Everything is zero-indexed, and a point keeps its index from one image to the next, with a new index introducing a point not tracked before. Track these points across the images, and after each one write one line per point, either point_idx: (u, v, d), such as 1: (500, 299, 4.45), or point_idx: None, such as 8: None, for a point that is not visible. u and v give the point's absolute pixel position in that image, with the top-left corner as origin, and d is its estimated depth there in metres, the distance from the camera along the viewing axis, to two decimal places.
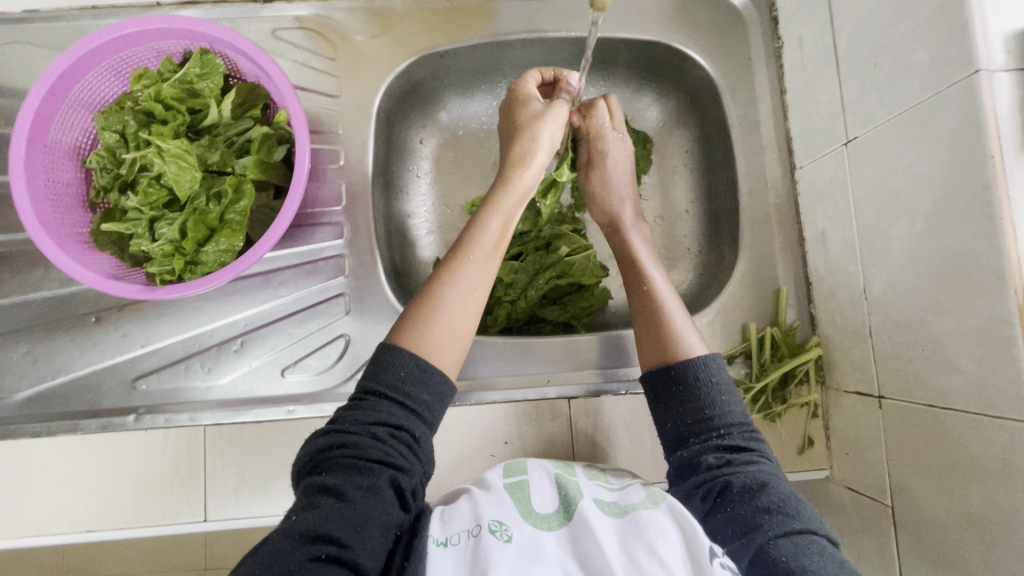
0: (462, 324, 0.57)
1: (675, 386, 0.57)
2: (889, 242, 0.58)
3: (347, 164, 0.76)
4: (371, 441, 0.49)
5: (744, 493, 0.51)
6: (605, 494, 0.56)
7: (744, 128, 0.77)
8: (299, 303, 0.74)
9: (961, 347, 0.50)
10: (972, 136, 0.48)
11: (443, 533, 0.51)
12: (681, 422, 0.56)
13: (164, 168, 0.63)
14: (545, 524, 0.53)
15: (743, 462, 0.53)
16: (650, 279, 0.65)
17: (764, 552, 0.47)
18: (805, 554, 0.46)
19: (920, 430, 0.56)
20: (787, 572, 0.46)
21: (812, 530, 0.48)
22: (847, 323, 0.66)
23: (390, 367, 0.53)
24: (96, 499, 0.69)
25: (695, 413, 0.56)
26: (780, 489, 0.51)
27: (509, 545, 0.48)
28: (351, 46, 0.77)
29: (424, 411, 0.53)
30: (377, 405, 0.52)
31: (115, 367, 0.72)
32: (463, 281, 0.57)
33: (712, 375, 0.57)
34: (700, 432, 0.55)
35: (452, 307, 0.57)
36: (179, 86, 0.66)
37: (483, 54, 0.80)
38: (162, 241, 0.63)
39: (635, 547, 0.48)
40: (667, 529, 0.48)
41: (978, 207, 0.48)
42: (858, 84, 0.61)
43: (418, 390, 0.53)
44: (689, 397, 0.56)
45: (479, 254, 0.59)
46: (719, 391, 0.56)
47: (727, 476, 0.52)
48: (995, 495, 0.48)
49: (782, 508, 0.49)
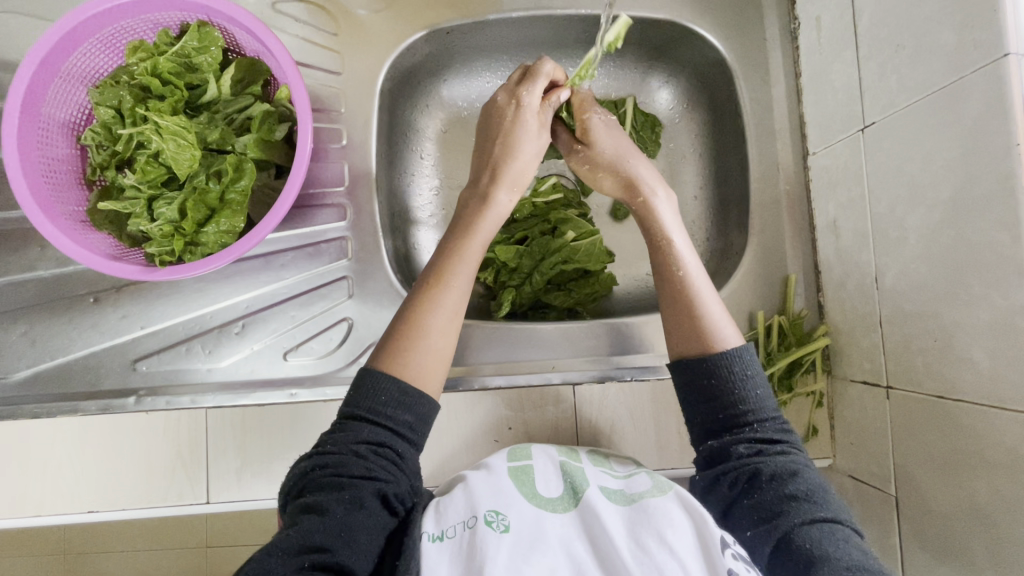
0: (443, 349, 0.56)
1: (705, 380, 0.54)
2: (904, 231, 0.57)
3: (349, 144, 0.74)
4: (353, 458, 0.50)
5: (773, 481, 0.49)
6: (610, 483, 0.56)
7: (756, 112, 0.75)
8: (300, 286, 0.73)
9: (976, 338, 0.50)
10: (996, 123, 0.46)
11: (437, 526, 0.50)
12: (712, 413, 0.54)
13: (162, 146, 0.60)
14: (550, 506, 0.52)
15: (774, 452, 0.51)
16: (680, 257, 0.59)
17: (789, 538, 0.47)
18: (830, 541, 0.46)
19: (927, 421, 0.55)
20: (811, 559, 0.45)
21: (835, 519, 0.47)
22: (857, 313, 0.65)
23: (370, 392, 0.53)
24: (98, 481, 0.68)
25: (728, 404, 0.53)
26: (809, 478, 0.50)
27: (505, 535, 0.47)
28: (355, 22, 0.75)
29: (408, 430, 0.53)
30: (357, 426, 0.52)
31: (114, 348, 0.71)
32: (444, 306, 0.57)
33: (745, 368, 0.53)
34: (734, 424, 0.53)
35: (433, 331, 0.56)
36: (176, 60, 0.63)
37: (490, 32, 0.78)
38: (160, 221, 0.61)
39: (644, 535, 0.47)
40: (677, 518, 0.48)
41: (999, 196, 0.46)
42: (878, 67, 0.59)
43: (400, 412, 0.53)
44: (720, 389, 0.53)
45: (459, 280, 0.58)
46: (752, 383, 0.53)
47: (756, 465, 0.50)
48: (1004, 488, 0.48)
49: (810, 497, 0.49)
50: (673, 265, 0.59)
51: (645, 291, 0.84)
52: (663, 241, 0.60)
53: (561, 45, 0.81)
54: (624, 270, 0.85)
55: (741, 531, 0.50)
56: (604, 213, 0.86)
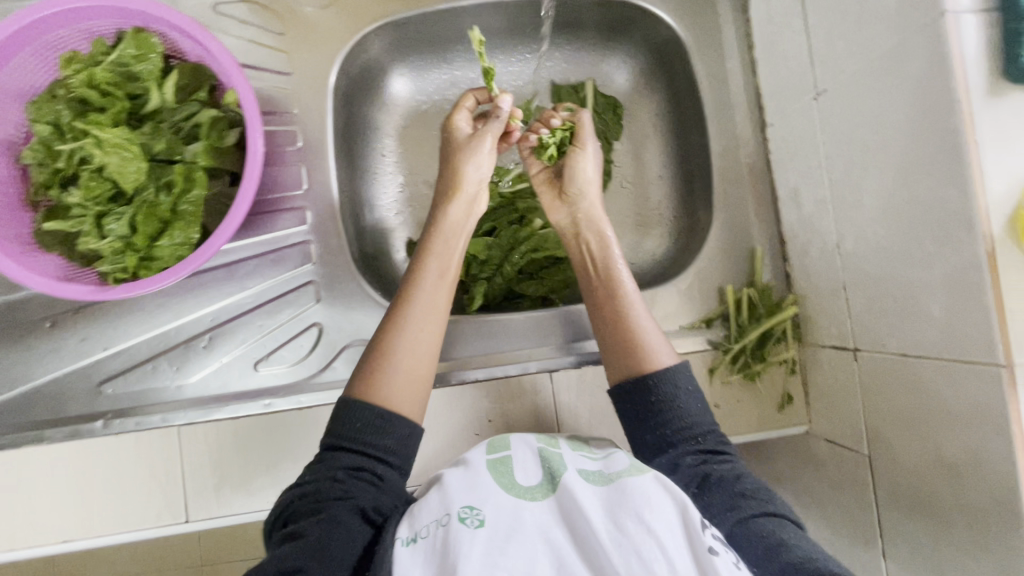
0: (418, 368, 0.57)
1: (648, 395, 0.57)
2: (860, 195, 0.57)
3: (305, 145, 0.73)
4: (329, 484, 0.51)
5: (721, 483, 0.53)
6: (588, 465, 0.56)
7: (713, 87, 0.75)
8: (266, 294, 0.71)
9: (933, 295, 0.50)
10: (939, 80, 0.47)
11: (411, 530, 0.49)
12: (660, 430, 0.57)
13: (105, 160, 0.58)
14: (529, 494, 0.51)
15: (717, 460, 0.55)
16: (621, 283, 0.63)
17: (744, 528, 0.49)
18: (782, 528, 0.48)
19: (893, 380, 0.56)
20: (768, 544, 0.47)
21: (784, 513, 0.50)
22: (822, 280, 0.66)
23: (347, 419, 0.54)
24: (69, 511, 0.66)
25: (673, 420, 0.56)
26: (752, 479, 0.54)
27: (480, 530, 0.46)
28: (301, 20, 0.73)
29: (388, 454, 0.54)
30: (335, 454, 0.53)
31: (78, 373, 0.69)
32: (410, 325, 0.58)
33: (686, 383, 0.58)
34: (679, 438, 0.56)
35: (407, 350, 0.57)
36: (114, 70, 0.61)
37: (442, 22, 0.77)
38: (110, 238, 0.59)
39: (623, 515, 0.46)
40: (656, 499, 0.47)
41: (945, 153, 0.47)
42: (825, 34, 0.59)
43: (381, 436, 0.54)
44: (664, 404, 0.57)
45: (420, 292, 0.60)
46: (691, 395, 0.57)
47: (704, 471, 0.54)
48: (967, 438, 0.49)
49: (756, 494, 0.52)
50: (615, 291, 0.63)
51: None
52: (610, 270, 0.64)
53: (516, 32, 0.80)
54: None
55: None
56: None
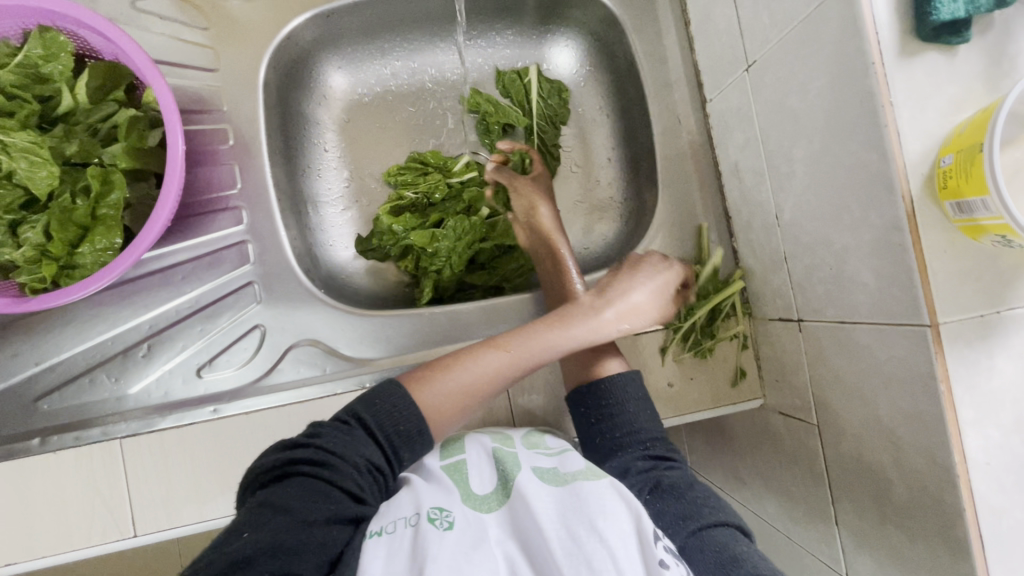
0: (464, 408, 0.60)
1: (601, 401, 0.63)
2: (792, 164, 0.57)
3: (238, 143, 0.71)
4: (350, 470, 0.50)
5: (672, 488, 0.57)
6: (544, 462, 0.55)
7: (652, 65, 0.75)
8: (205, 298, 0.69)
9: (863, 260, 0.50)
10: (854, 43, 0.46)
11: (377, 524, 0.48)
12: (613, 436, 0.62)
13: (13, 165, 0.55)
14: (485, 505, 0.52)
15: (667, 467, 0.59)
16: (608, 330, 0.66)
17: (697, 538, 0.51)
18: (733, 540, 0.51)
19: (834, 348, 0.57)
20: (720, 557, 0.49)
21: (731, 522, 0.53)
22: (765, 253, 0.66)
23: (398, 412, 0.56)
24: (10, 532, 0.64)
25: (624, 428, 0.62)
26: (701, 486, 0.58)
27: (449, 533, 0.46)
28: (225, 14, 0.71)
29: (399, 465, 0.55)
30: (363, 442, 0.53)
31: (10, 390, 0.66)
32: (481, 367, 0.60)
33: (636, 390, 0.64)
34: (629, 444, 0.61)
35: (466, 393, 0.60)
36: (20, 71, 0.58)
37: (374, 10, 0.75)
38: (25, 246, 0.56)
39: (575, 522, 0.47)
40: (611, 507, 0.48)
41: (864, 116, 0.47)
42: (751, 4, 0.59)
43: (405, 448, 0.55)
44: (617, 411, 0.63)
45: (492, 357, 0.61)
46: (643, 405, 0.63)
47: (657, 477, 0.58)
48: (900, 401, 0.49)
49: (709, 503, 0.55)
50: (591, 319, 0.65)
51: None
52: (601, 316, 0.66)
53: (452, 18, 0.79)
54: None
55: None
56: None
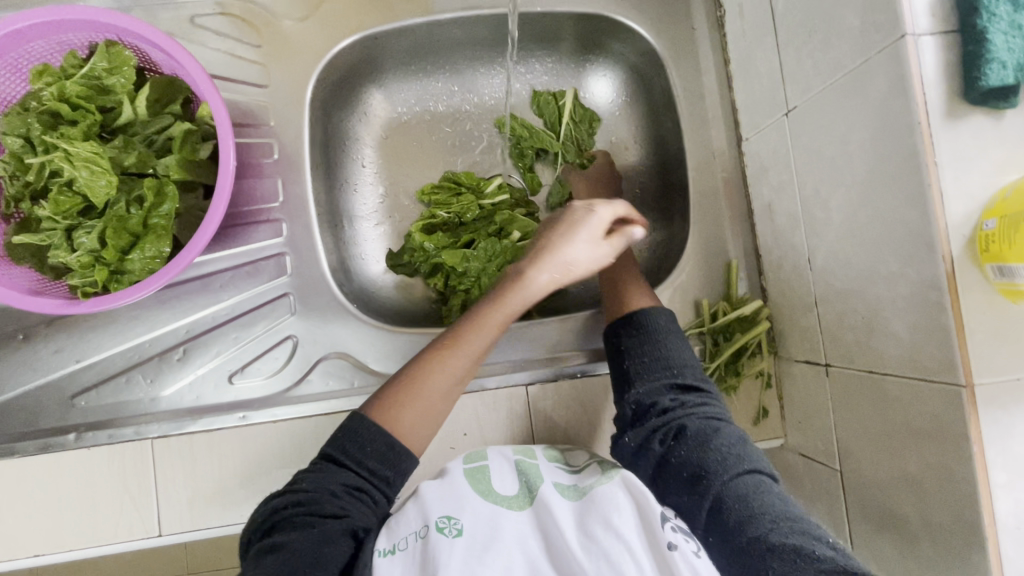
0: (436, 414, 0.57)
1: (636, 337, 0.60)
2: (828, 211, 0.58)
3: (282, 157, 0.73)
4: (327, 498, 0.51)
5: (696, 434, 0.53)
6: (564, 478, 0.55)
7: (689, 101, 0.76)
8: (241, 306, 0.71)
9: (897, 313, 0.50)
10: (900, 101, 0.47)
11: (389, 541, 0.49)
12: (638, 365, 0.59)
13: (74, 174, 0.58)
14: (507, 503, 0.52)
15: (694, 403, 0.56)
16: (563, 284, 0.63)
17: (720, 500, 0.49)
18: (757, 495, 0.49)
19: (862, 396, 0.57)
20: (741, 521, 0.47)
21: (757, 470, 0.51)
22: (795, 295, 0.66)
23: (358, 437, 0.55)
24: (41, 524, 0.66)
25: (650, 361, 0.59)
26: (730, 430, 0.54)
27: (458, 539, 0.47)
28: (278, 32, 0.73)
29: (385, 481, 0.54)
30: (334, 471, 0.53)
31: (51, 385, 0.69)
32: (445, 372, 0.58)
33: (665, 322, 0.61)
34: (656, 375, 0.58)
35: (431, 393, 0.57)
36: (86, 83, 0.61)
37: (419, 34, 0.77)
38: (80, 252, 0.59)
39: (591, 524, 0.47)
40: (622, 503, 0.49)
41: (907, 173, 0.47)
42: (795, 51, 0.60)
43: (382, 466, 0.54)
44: (649, 348, 0.59)
45: (454, 360, 0.58)
46: (676, 344, 0.60)
47: (682, 420, 0.55)
48: (930, 456, 0.49)
49: (732, 450, 0.52)
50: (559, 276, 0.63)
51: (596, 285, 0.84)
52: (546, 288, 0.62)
53: (494, 45, 0.81)
54: None
55: (675, 497, 0.52)
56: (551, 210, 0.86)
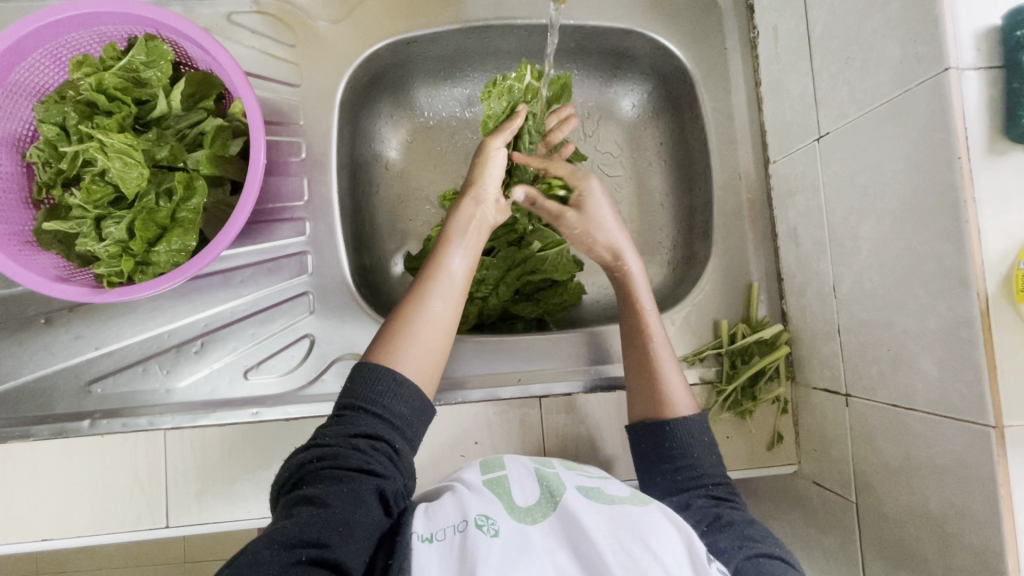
0: (431, 343, 0.57)
1: (664, 443, 0.58)
2: (857, 240, 0.57)
3: (309, 157, 0.73)
4: (352, 452, 0.50)
5: (732, 524, 0.52)
6: (586, 482, 0.55)
7: (718, 121, 0.75)
8: (260, 302, 0.71)
9: (924, 348, 0.50)
10: (939, 135, 0.47)
11: (427, 528, 0.48)
12: (672, 472, 0.57)
13: (108, 164, 0.59)
14: (529, 517, 0.50)
15: (730, 505, 0.55)
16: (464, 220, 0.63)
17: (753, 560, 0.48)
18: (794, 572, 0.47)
19: (883, 429, 0.56)
20: None
21: (790, 559, 0.50)
22: (817, 321, 0.66)
23: (369, 382, 0.54)
24: (51, 508, 0.66)
25: (683, 463, 0.57)
26: (763, 523, 0.53)
27: (495, 540, 0.46)
28: (313, 33, 0.74)
29: (402, 422, 0.54)
30: (356, 418, 0.53)
31: (68, 370, 0.69)
32: (430, 307, 0.58)
33: (700, 430, 0.59)
34: (689, 480, 0.57)
35: (422, 318, 0.57)
36: (123, 75, 0.61)
37: (451, 41, 0.77)
38: (108, 241, 0.59)
39: (628, 539, 0.46)
40: (660, 525, 0.47)
41: (943, 208, 0.47)
42: (831, 78, 0.59)
43: (395, 404, 0.54)
44: (678, 454, 0.58)
45: (432, 298, 0.59)
46: (705, 445, 0.58)
47: (717, 510, 0.54)
48: (953, 496, 0.48)
49: (767, 537, 0.51)
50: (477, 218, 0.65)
51: (613, 299, 0.84)
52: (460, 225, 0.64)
53: (524, 55, 0.81)
54: (592, 279, 0.85)
55: None
56: None
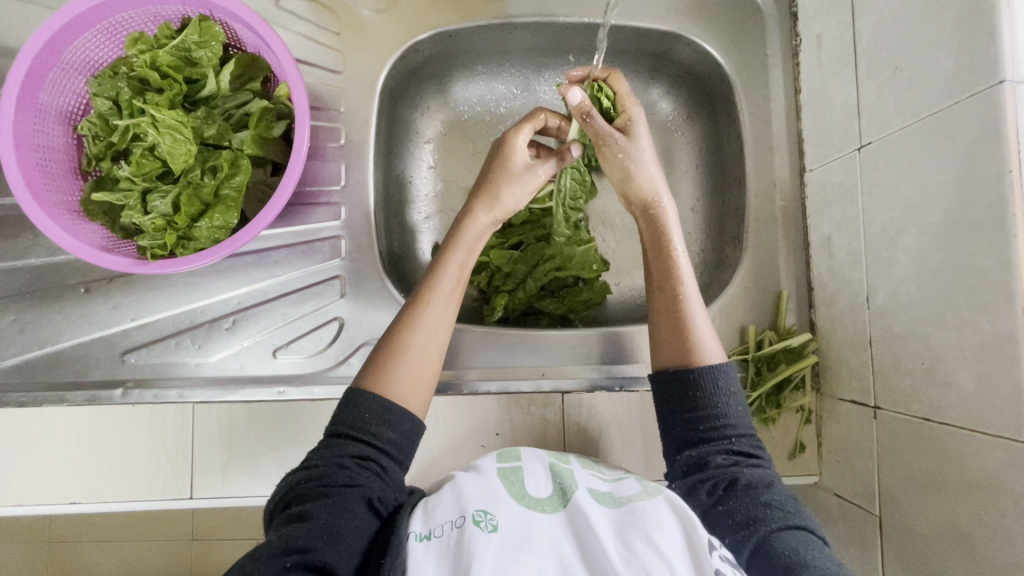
0: (428, 354, 0.58)
1: (690, 390, 0.56)
2: (895, 251, 0.57)
3: (347, 143, 0.74)
4: (337, 470, 0.51)
5: (748, 489, 0.52)
6: (599, 485, 0.55)
7: (755, 126, 0.75)
8: (293, 284, 0.73)
9: (962, 363, 0.50)
10: (990, 149, 0.46)
11: (426, 526, 0.49)
12: (692, 424, 0.56)
13: (158, 139, 0.61)
14: (538, 507, 0.51)
15: (750, 464, 0.54)
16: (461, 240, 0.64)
17: (767, 541, 0.48)
18: (806, 549, 0.47)
19: (912, 443, 0.55)
20: (789, 564, 0.46)
21: (808, 528, 0.50)
22: (847, 332, 0.65)
23: (355, 409, 0.54)
24: (79, 474, 0.68)
25: (703, 419, 0.56)
26: (780, 491, 0.53)
27: (493, 535, 0.46)
28: (358, 22, 0.75)
29: (392, 446, 0.54)
30: (343, 441, 0.53)
31: (103, 339, 0.71)
32: (425, 324, 0.59)
33: (727, 383, 0.56)
34: (710, 436, 0.55)
35: (417, 338, 0.58)
36: (176, 54, 0.63)
37: (490, 36, 0.78)
38: (153, 214, 0.61)
39: (632, 537, 0.46)
40: (665, 521, 0.47)
41: (990, 222, 0.47)
42: (876, 87, 0.59)
43: (385, 429, 0.54)
44: (703, 403, 0.56)
45: (428, 315, 0.59)
46: (734, 398, 0.56)
47: (735, 472, 0.53)
48: (985, 513, 0.48)
49: (782, 506, 0.51)
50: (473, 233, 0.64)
51: (638, 300, 0.84)
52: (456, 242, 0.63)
53: (561, 52, 0.81)
54: (618, 279, 0.85)
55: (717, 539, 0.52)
56: (600, 220, 0.85)
